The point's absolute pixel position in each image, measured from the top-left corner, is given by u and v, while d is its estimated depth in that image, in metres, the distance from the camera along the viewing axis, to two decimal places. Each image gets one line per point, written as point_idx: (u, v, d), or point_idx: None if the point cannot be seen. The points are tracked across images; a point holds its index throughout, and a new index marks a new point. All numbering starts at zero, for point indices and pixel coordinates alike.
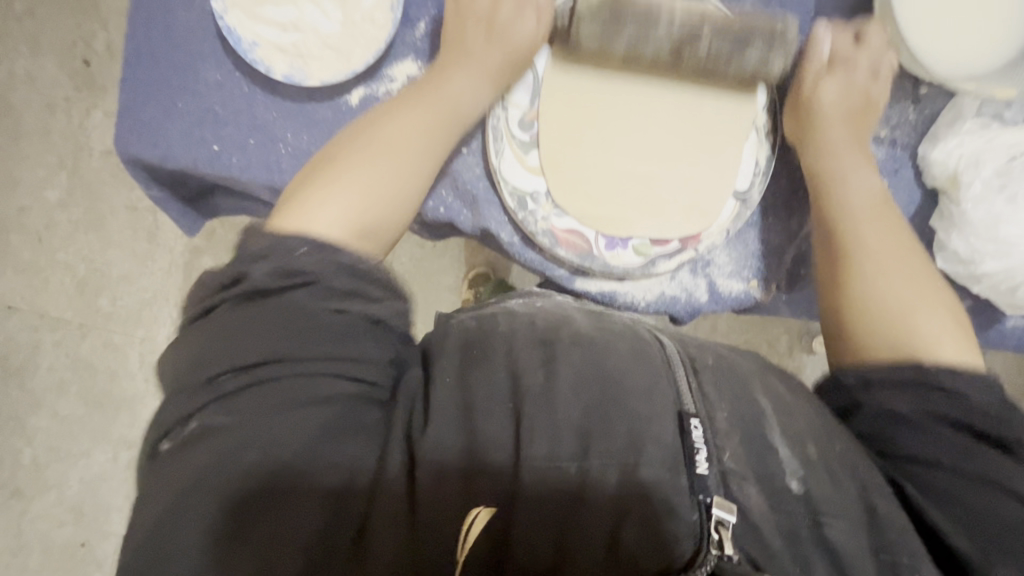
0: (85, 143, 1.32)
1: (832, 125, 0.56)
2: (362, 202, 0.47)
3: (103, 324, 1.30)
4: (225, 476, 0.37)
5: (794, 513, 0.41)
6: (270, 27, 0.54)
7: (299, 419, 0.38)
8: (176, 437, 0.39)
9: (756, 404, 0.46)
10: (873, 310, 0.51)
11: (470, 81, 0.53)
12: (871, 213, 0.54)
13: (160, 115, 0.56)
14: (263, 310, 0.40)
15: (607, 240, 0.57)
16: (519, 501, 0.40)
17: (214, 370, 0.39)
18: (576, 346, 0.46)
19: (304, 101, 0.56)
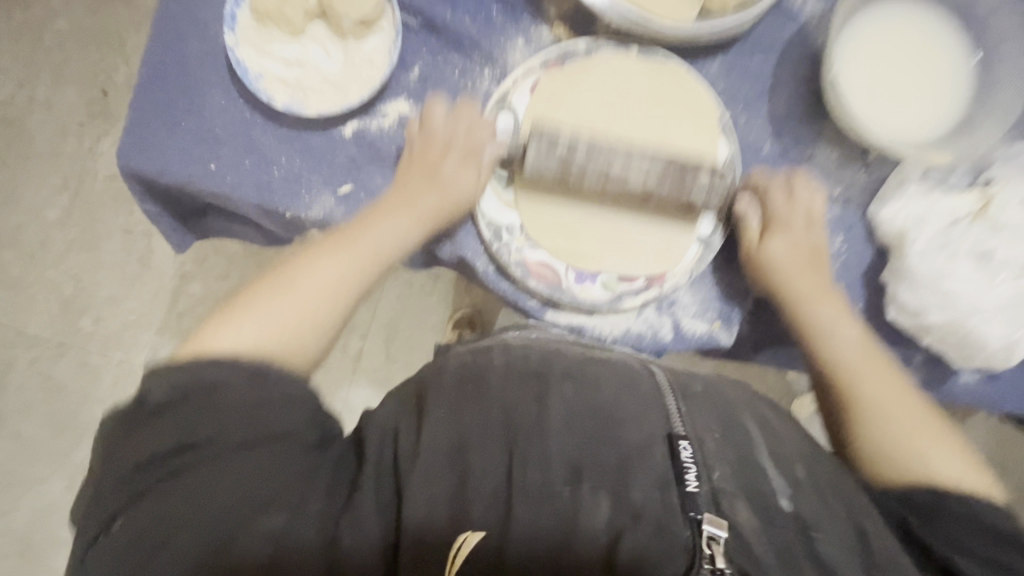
0: (92, 167, 1.38)
1: (777, 251, 0.58)
2: (262, 331, 0.48)
3: (79, 347, 1.33)
4: (168, 557, 0.36)
5: (786, 531, 0.41)
6: (276, 62, 0.59)
7: (235, 493, 0.38)
8: (106, 540, 0.38)
9: (747, 434, 0.46)
10: (875, 444, 0.53)
11: (415, 190, 0.57)
12: (864, 364, 0.55)
13: (164, 133, 0.59)
14: (172, 414, 0.39)
15: (576, 274, 0.59)
16: (510, 533, 0.38)
17: (138, 462, 0.38)
18: (568, 379, 0.47)
19: (301, 129, 0.61)
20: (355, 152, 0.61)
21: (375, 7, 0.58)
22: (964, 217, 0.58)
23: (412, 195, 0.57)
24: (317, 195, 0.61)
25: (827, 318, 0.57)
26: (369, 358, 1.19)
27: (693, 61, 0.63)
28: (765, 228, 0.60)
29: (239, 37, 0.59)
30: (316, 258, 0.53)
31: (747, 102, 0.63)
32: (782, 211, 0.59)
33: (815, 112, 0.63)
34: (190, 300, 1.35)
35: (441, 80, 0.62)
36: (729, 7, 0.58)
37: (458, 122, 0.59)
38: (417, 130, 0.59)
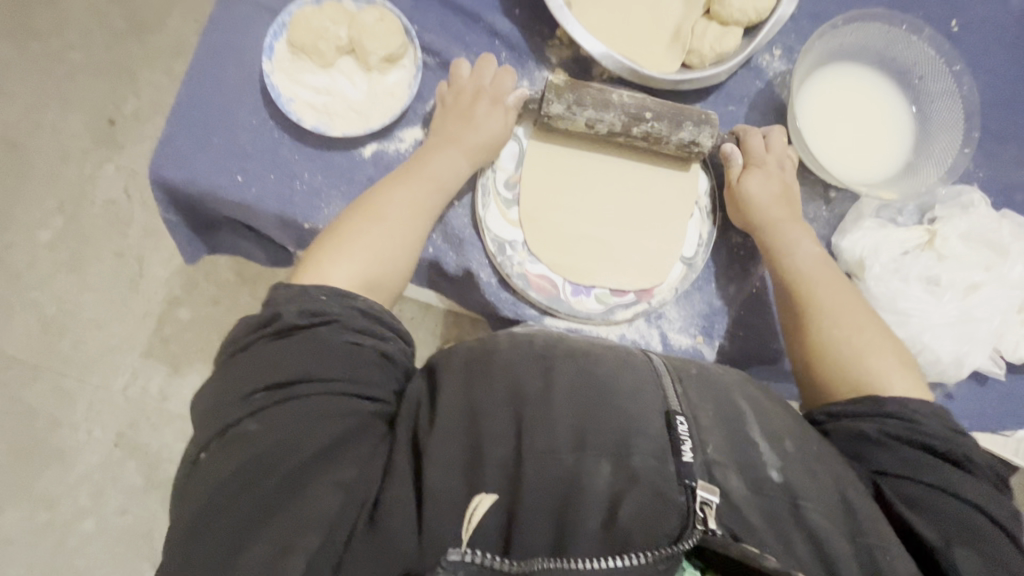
0: (89, 191, 1.43)
1: (756, 188, 0.65)
2: (361, 266, 0.57)
3: (55, 369, 1.37)
4: (256, 467, 0.43)
5: (775, 500, 0.45)
6: (306, 89, 0.66)
7: (314, 425, 0.45)
8: (211, 452, 0.45)
9: (739, 412, 0.50)
10: (835, 356, 0.59)
11: (447, 140, 0.63)
12: (824, 279, 0.62)
13: (196, 147, 0.64)
14: (293, 342, 0.48)
15: (573, 287, 0.65)
16: (522, 495, 0.43)
17: (247, 389, 0.46)
18: (572, 360, 0.50)
19: (324, 149, 0.66)
20: (373, 171, 0.67)
21: (399, 46, 0.65)
22: (913, 247, 0.66)
23: (455, 133, 0.63)
24: (336, 208, 0.66)
25: (802, 253, 0.64)
26: None
27: (675, 107, 0.71)
28: (747, 164, 0.67)
29: (274, 66, 0.65)
30: (376, 194, 0.61)
31: (723, 143, 0.71)
32: (760, 153, 0.67)
33: (781, 154, 0.71)
34: (177, 324, 1.40)
35: None
36: (706, 62, 0.67)
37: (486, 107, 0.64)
38: (448, 86, 0.66)
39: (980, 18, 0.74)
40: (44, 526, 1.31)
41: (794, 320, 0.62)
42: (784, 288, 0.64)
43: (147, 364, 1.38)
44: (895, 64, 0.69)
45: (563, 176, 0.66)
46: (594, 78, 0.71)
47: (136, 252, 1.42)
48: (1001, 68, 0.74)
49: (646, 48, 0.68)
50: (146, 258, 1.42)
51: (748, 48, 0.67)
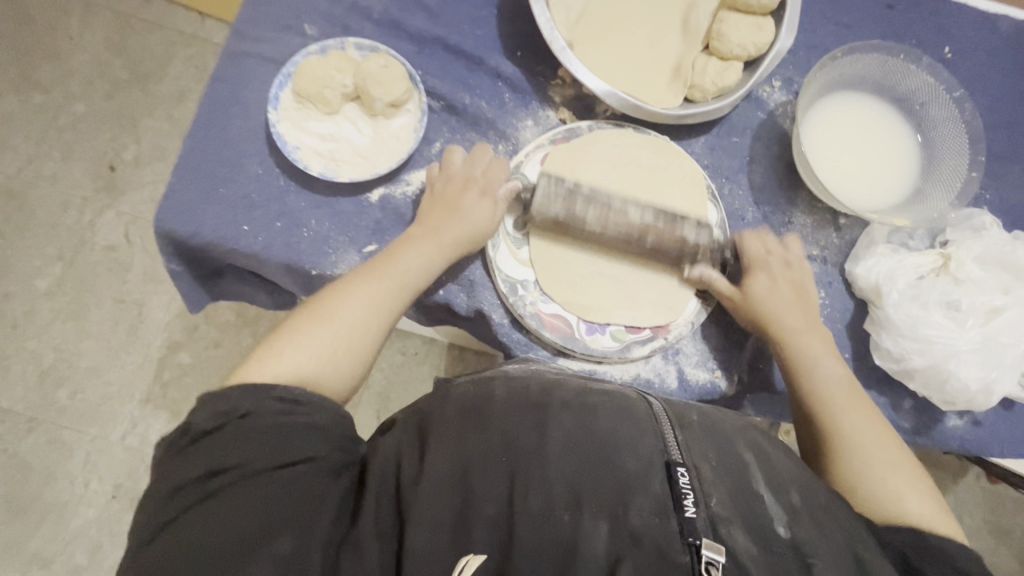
0: (88, 238, 1.43)
1: (761, 287, 0.63)
2: (310, 361, 0.50)
3: (52, 421, 1.33)
4: (190, 569, 0.37)
5: (783, 560, 0.41)
6: (312, 137, 0.66)
7: (249, 518, 0.39)
8: (139, 555, 0.39)
9: (741, 458, 0.46)
10: (862, 491, 0.51)
11: (422, 252, 0.59)
12: (849, 402, 0.57)
13: (201, 198, 0.64)
14: (223, 429, 0.42)
15: (587, 325, 0.64)
16: (511, 558, 0.39)
17: (177, 484, 0.41)
18: (567, 410, 0.47)
19: (331, 194, 0.66)
20: (380, 216, 0.66)
21: (404, 92, 0.65)
22: (927, 273, 0.65)
23: (435, 227, 0.60)
24: (343, 254, 0.65)
25: (805, 346, 0.60)
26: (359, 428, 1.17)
27: (679, 141, 0.72)
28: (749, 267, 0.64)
29: (280, 115, 0.65)
30: (327, 300, 0.54)
31: (729, 174, 0.71)
32: (751, 265, 0.65)
33: (788, 183, 0.71)
34: (178, 369, 1.38)
35: None
36: (709, 96, 0.68)
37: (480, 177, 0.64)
38: (437, 176, 0.64)
39: (974, 44, 0.76)
40: None
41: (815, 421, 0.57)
42: (802, 399, 0.59)
43: (147, 413, 1.35)
44: (894, 94, 0.70)
45: (569, 271, 0.64)
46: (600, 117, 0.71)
47: (136, 297, 1.41)
48: (998, 93, 0.75)
49: (649, 84, 0.69)
50: (146, 303, 1.41)
51: (749, 81, 0.67)
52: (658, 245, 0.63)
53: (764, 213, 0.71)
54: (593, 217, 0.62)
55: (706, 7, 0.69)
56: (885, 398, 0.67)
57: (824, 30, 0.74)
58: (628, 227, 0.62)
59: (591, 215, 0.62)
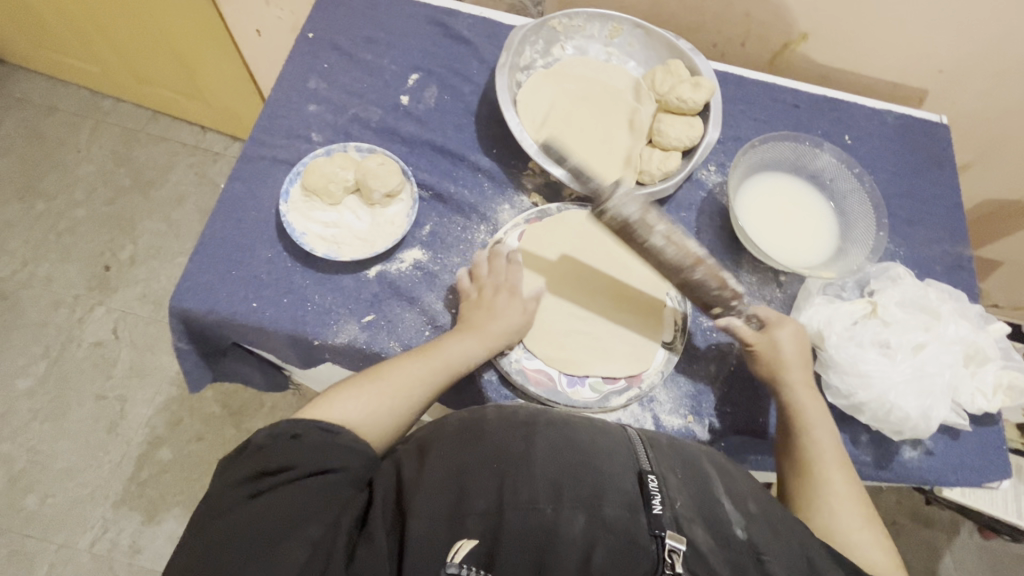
0: (77, 335, 1.46)
1: (784, 347, 0.68)
2: (362, 415, 0.57)
3: (17, 529, 1.27)
4: (250, 528, 0.45)
5: (739, 554, 0.46)
6: (317, 224, 0.75)
7: (302, 491, 0.47)
8: (205, 526, 0.46)
9: (704, 470, 0.52)
10: (834, 530, 0.58)
11: (469, 344, 0.66)
12: (835, 460, 0.63)
13: (216, 280, 0.71)
14: (280, 443, 0.50)
15: (568, 378, 0.71)
16: (501, 549, 0.43)
17: (244, 474, 0.48)
18: (553, 427, 0.52)
19: (333, 272, 0.74)
20: (377, 289, 0.74)
21: (398, 184, 0.77)
22: (861, 317, 0.74)
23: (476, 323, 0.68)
24: (344, 325, 0.72)
25: (805, 408, 0.66)
26: None
27: (636, 217, 0.84)
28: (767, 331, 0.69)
29: (289, 207, 0.75)
30: (383, 371, 0.61)
31: None
32: (767, 338, 0.68)
33: (733, 248, 0.83)
34: (157, 465, 1.35)
35: (447, 233, 0.79)
36: (656, 178, 0.80)
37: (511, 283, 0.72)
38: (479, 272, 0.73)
39: (868, 132, 0.92)
40: None
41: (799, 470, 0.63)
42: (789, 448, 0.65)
43: (120, 514, 1.30)
44: (808, 171, 0.84)
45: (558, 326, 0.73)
46: (567, 198, 0.83)
47: (120, 392, 1.41)
48: (893, 169, 0.90)
49: (605, 171, 0.81)
50: (130, 397, 1.41)
51: (688, 166, 0.81)
52: (704, 280, 0.61)
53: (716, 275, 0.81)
54: (665, 241, 0.58)
55: (646, 110, 0.85)
56: (843, 434, 0.73)
57: (746, 125, 0.90)
58: (685, 253, 0.59)
59: (662, 233, 0.58)
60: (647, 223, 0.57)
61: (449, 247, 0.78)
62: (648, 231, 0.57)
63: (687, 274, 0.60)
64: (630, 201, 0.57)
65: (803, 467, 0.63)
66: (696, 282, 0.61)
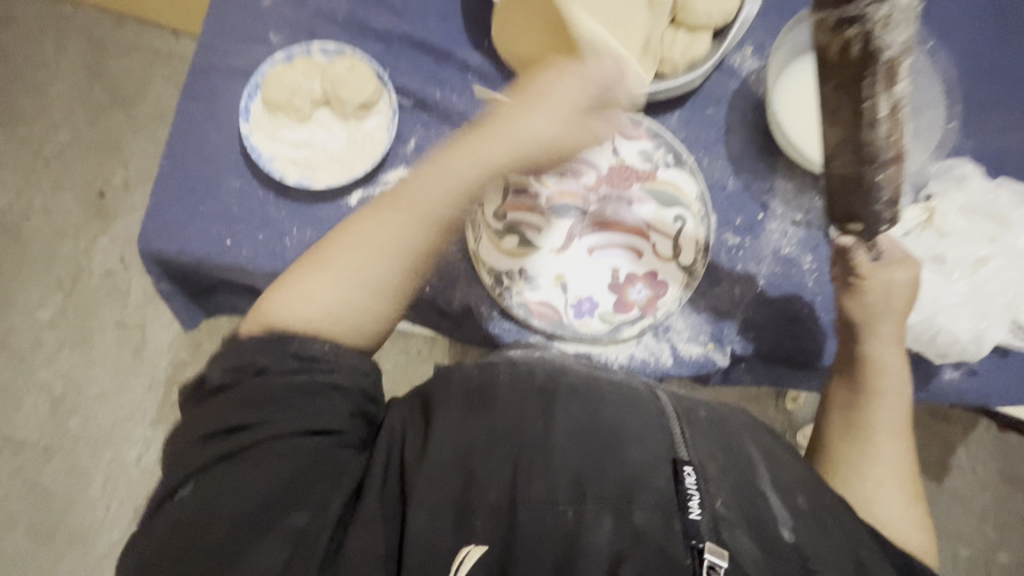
0: (86, 265, 1.44)
1: (897, 287, 0.60)
2: (326, 295, 0.54)
3: (70, 447, 1.35)
4: (216, 506, 0.43)
5: (787, 562, 0.43)
6: (286, 146, 0.66)
7: (274, 464, 0.45)
8: (178, 496, 0.45)
9: (749, 457, 0.50)
10: (876, 500, 0.56)
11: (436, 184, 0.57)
12: (894, 428, 0.59)
13: (183, 216, 0.64)
14: (265, 384, 0.47)
15: (574, 310, 0.65)
16: (516, 549, 0.42)
17: (206, 435, 0.46)
18: (574, 396, 0.51)
19: (310, 201, 0.66)
20: None
21: (373, 92, 0.66)
22: (913, 228, 0.65)
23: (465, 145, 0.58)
24: None
25: (883, 362, 0.60)
26: None
27: (654, 118, 0.71)
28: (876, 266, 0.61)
29: (251, 126, 0.66)
30: (336, 242, 0.56)
31: (707, 147, 0.71)
32: (884, 278, 0.60)
33: (767, 150, 0.71)
34: None
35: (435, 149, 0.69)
36: (679, 69, 0.67)
37: (562, 113, 0.56)
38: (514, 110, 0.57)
39: None
40: None
41: (856, 432, 0.59)
42: (846, 403, 0.61)
43: (159, 434, 1.36)
44: None
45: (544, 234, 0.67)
46: None
47: (138, 320, 1.42)
48: (974, 37, 0.74)
49: None
50: (149, 325, 1.42)
51: (718, 51, 0.67)
52: (879, 185, 0.54)
53: (746, 184, 0.70)
54: (884, 120, 0.50)
55: None
56: None
57: None
58: (895, 143, 0.52)
59: (889, 107, 0.49)
60: (885, 82, 0.48)
61: None
62: (877, 94, 0.49)
63: (869, 171, 0.53)
64: (902, 23, 0.46)
65: (861, 431, 0.59)
66: (872, 183, 0.54)
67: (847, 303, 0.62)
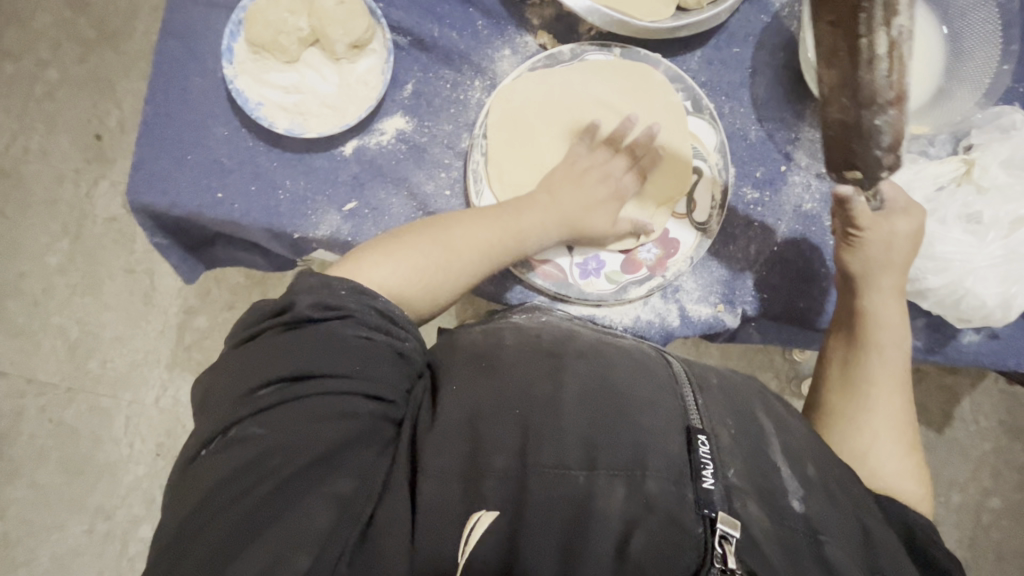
0: (89, 211, 1.42)
1: (900, 232, 0.57)
2: (402, 275, 0.53)
3: (89, 389, 1.38)
4: (269, 457, 0.41)
5: (796, 533, 0.44)
6: (275, 90, 0.62)
7: (328, 423, 0.43)
8: (222, 441, 0.42)
9: (759, 425, 0.50)
10: (875, 452, 0.54)
11: (490, 232, 0.57)
12: (897, 382, 0.57)
13: (171, 167, 0.61)
14: (308, 339, 0.45)
15: (581, 269, 0.62)
16: (527, 513, 0.41)
17: (256, 383, 0.43)
18: (582, 360, 0.51)
19: (302, 152, 0.62)
20: (357, 170, 0.63)
21: (366, 30, 0.60)
22: (948, 182, 0.61)
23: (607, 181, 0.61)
24: (323, 214, 0.62)
25: (883, 315, 0.58)
26: None
27: (673, 59, 0.65)
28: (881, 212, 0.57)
29: (236, 69, 0.61)
30: (406, 235, 0.55)
31: (730, 91, 0.65)
32: (886, 230, 0.57)
33: (794, 96, 0.65)
34: (197, 332, 1.40)
35: (435, 93, 0.64)
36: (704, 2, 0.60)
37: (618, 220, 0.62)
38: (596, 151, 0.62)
39: None
40: (106, 537, 1.34)
41: (855, 386, 0.57)
42: (846, 356, 0.59)
43: (174, 377, 1.38)
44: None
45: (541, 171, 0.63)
46: (583, 38, 0.65)
47: (145, 266, 1.42)
48: None
49: None
50: (156, 271, 1.42)
51: None
52: (880, 129, 0.47)
53: (769, 133, 0.65)
54: (884, 56, 0.44)
55: None
56: None
57: None
58: (892, 85, 0.46)
59: (888, 41, 0.44)
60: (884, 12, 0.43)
61: (437, 112, 0.64)
62: (874, 30, 0.44)
63: (867, 115, 0.47)
64: None
65: (861, 383, 0.57)
66: (869, 128, 0.47)
67: (844, 257, 0.59)
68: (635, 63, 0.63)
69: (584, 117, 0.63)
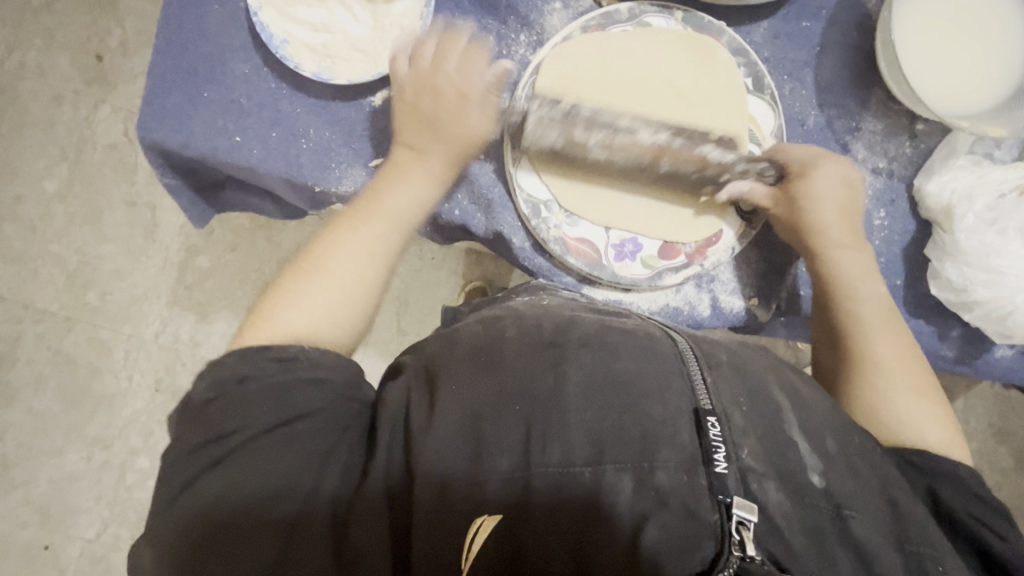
0: (88, 137, 1.36)
1: (818, 187, 0.56)
2: (315, 318, 0.51)
3: (88, 320, 1.36)
4: (221, 508, 0.42)
5: (818, 508, 0.43)
6: (302, 27, 0.56)
7: (268, 457, 0.43)
8: (179, 500, 0.43)
9: (773, 401, 0.48)
10: (877, 394, 0.53)
11: (363, 245, 0.53)
12: (884, 325, 0.56)
13: (185, 103, 0.56)
14: (255, 384, 0.45)
15: (616, 251, 0.59)
16: (531, 516, 0.40)
17: (195, 442, 0.44)
18: (585, 348, 0.48)
19: (329, 99, 0.58)
20: (386, 124, 0.58)
21: None
22: (1010, 191, 0.57)
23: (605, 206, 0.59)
24: (348, 169, 0.58)
25: (850, 269, 0.57)
26: (380, 331, 1.19)
27: (736, 29, 0.60)
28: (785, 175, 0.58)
29: (262, 1, 0.56)
30: (320, 261, 0.53)
31: (792, 71, 0.60)
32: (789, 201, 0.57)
33: (859, 82, 0.61)
34: (198, 272, 1.37)
35: None
36: None
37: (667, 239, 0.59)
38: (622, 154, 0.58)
39: None
40: (103, 466, 1.35)
41: (849, 336, 0.56)
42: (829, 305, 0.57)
43: (174, 315, 1.36)
44: None
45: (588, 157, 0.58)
46: None
47: (146, 200, 1.37)
48: None
49: None
50: (158, 205, 1.37)
51: None
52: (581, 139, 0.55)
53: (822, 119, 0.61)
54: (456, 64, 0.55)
55: None
56: (934, 327, 0.62)
57: None
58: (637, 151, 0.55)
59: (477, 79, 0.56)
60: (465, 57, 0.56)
61: None
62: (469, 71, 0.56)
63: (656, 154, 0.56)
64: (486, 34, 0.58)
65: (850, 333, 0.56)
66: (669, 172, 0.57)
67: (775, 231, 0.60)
68: (698, 32, 0.58)
69: (636, 95, 0.57)
